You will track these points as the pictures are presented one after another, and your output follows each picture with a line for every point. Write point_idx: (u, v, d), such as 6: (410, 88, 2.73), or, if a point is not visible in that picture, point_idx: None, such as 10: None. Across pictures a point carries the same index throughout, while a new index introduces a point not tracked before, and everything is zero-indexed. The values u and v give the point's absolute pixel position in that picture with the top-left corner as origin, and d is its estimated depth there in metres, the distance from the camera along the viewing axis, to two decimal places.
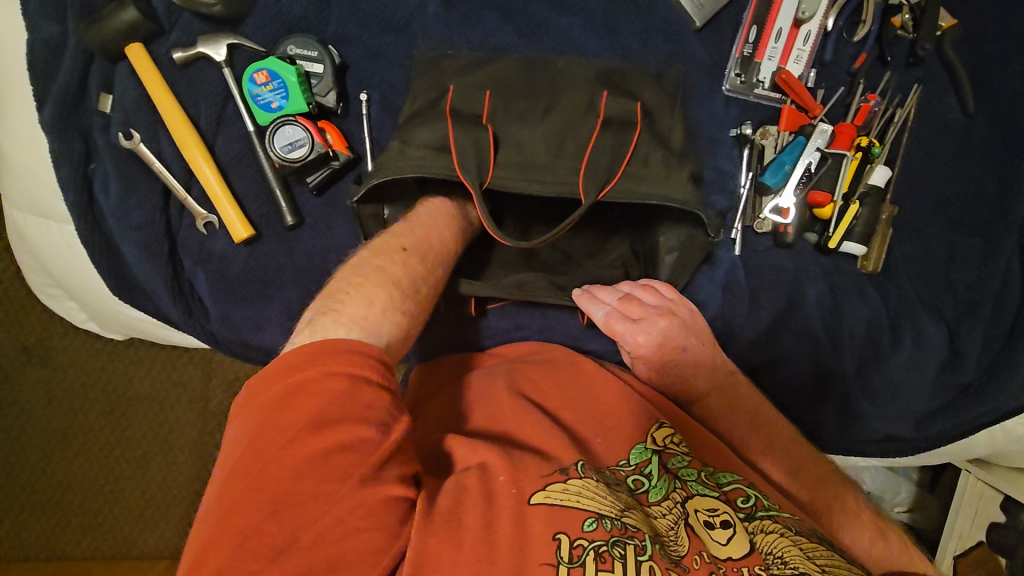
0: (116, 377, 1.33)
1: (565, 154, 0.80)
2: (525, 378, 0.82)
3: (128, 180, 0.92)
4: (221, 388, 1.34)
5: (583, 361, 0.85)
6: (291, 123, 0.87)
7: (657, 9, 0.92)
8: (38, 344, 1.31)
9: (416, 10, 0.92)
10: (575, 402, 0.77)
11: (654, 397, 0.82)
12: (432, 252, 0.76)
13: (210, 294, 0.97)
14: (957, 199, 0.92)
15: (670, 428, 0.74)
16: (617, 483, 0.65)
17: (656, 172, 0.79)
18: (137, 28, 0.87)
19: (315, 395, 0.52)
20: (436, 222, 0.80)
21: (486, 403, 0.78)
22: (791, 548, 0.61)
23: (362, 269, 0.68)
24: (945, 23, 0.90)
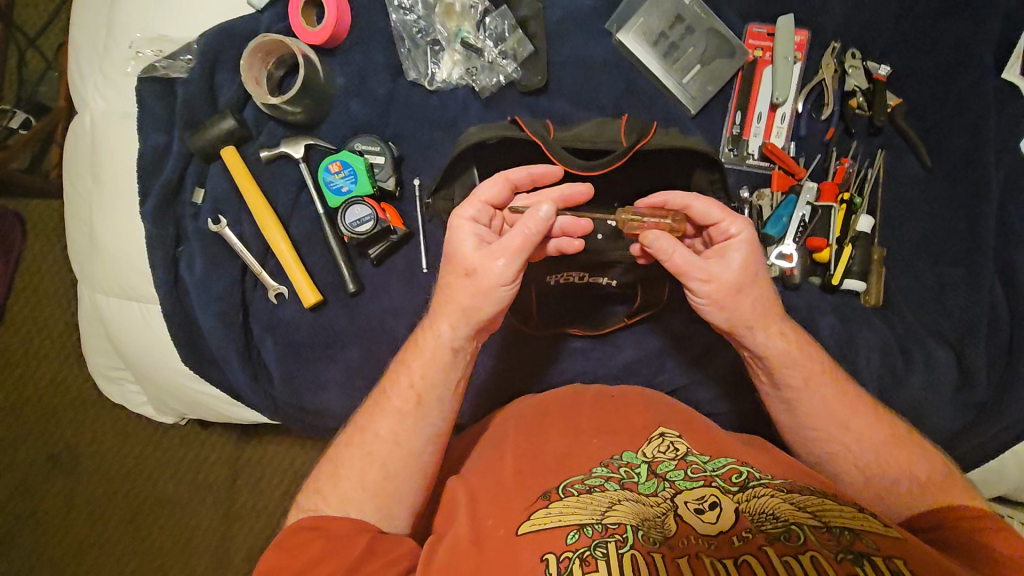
0: (142, 482, 1.34)
1: (608, 129, 0.88)
2: (532, 414, 0.78)
3: (211, 258, 1.05)
4: (245, 488, 1.31)
5: (586, 393, 0.81)
6: (359, 203, 1.02)
7: (658, 101, 1.12)
8: (65, 452, 1.34)
9: (460, 111, 1.11)
10: (577, 431, 0.73)
11: (663, 409, 0.77)
12: (399, 405, 0.75)
13: (276, 358, 1.06)
14: (936, 237, 1.05)
15: (666, 436, 0.71)
16: (606, 485, 0.65)
17: (680, 136, 0.88)
18: (232, 134, 1.05)
19: (295, 549, 0.68)
20: (415, 357, 0.77)
21: (493, 442, 0.76)
22: (786, 507, 0.61)
23: (345, 450, 0.75)
24: (893, 102, 1.10)
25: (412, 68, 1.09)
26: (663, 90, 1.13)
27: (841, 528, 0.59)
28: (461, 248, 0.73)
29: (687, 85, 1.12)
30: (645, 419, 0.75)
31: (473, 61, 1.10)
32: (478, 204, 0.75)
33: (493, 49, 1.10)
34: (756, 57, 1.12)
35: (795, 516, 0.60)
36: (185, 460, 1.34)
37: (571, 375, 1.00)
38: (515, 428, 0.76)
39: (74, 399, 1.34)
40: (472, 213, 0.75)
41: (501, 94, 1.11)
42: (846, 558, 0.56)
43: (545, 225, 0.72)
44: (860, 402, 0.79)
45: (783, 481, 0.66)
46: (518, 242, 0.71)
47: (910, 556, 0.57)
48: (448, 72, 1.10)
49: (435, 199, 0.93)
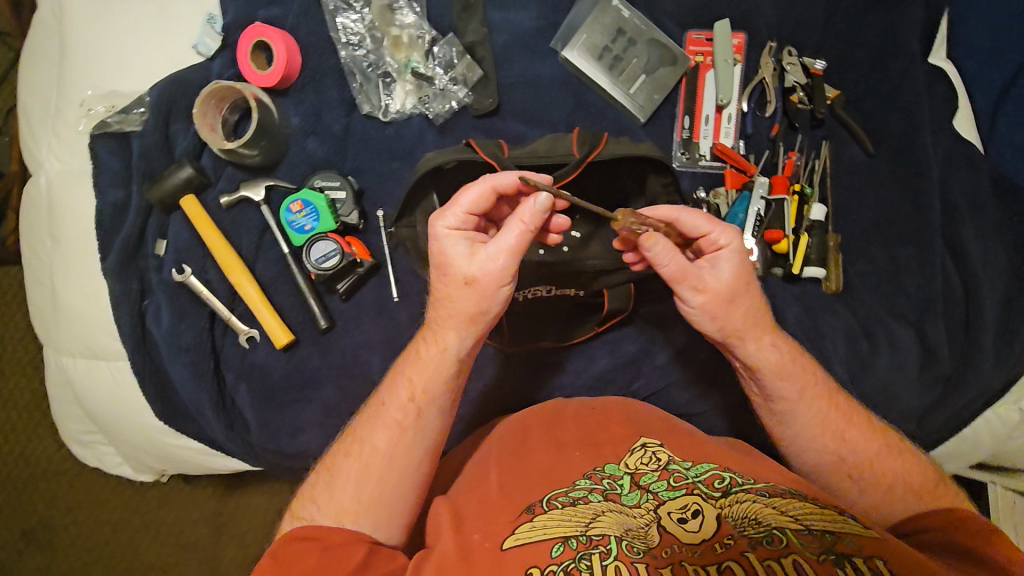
0: (123, 548, 1.30)
1: (560, 145, 0.90)
2: (515, 429, 0.79)
3: (179, 309, 1.04)
4: (232, 541, 1.30)
5: (568, 406, 0.83)
6: (324, 239, 1.03)
7: (609, 113, 1.15)
8: (40, 525, 1.30)
9: (417, 139, 1.12)
10: (562, 440, 0.74)
11: (643, 416, 0.80)
12: (395, 416, 0.75)
13: (253, 403, 1.05)
14: (884, 220, 1.09)
15: (649, 445, 0.71)
16: (589, 497, 0.65)
17: (630, 144, 0.90)
18: (191, 182, 1.05)
19: (293, 563, 0.66)
20: (408, 361, 0.78)
21: (478, 463, 0.77)
22: (768, 512, 0.62)
23: (340, 460, 0.75)
24: (832, 94, 1.14)
25: (366, 101, 1.11)
26: (613, 102, 1.16)
27: (822, 530, 0.60)
28: (454, 258, 0.73)
29: (635, 95, 1.16)
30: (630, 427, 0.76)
31: (425, 89, 1.12)
32: (459, 213, 0.74)
33: (444, 76, 1.12)
34: (698, 62, 1.16)
35: (778, 521, 0.61)
36: (166, 520, 1.31)
37: (549, 389, 1.01)
38: (498, 447, 0.76)
39: (46, 469, 1.30)
40: (454, 223, 0.74)
41: (455, 119, 1.12)
42: (828, 560, 0.57)
43: (540, 217, 0.71)
44: (855, 413, 0.80)
45: (765, 484, 0.67)
46: (514, 239, 0.71)
47: (889, 555, 0.59)
48: (401, 102, 1.12)
49: (398, 228, 0.93)
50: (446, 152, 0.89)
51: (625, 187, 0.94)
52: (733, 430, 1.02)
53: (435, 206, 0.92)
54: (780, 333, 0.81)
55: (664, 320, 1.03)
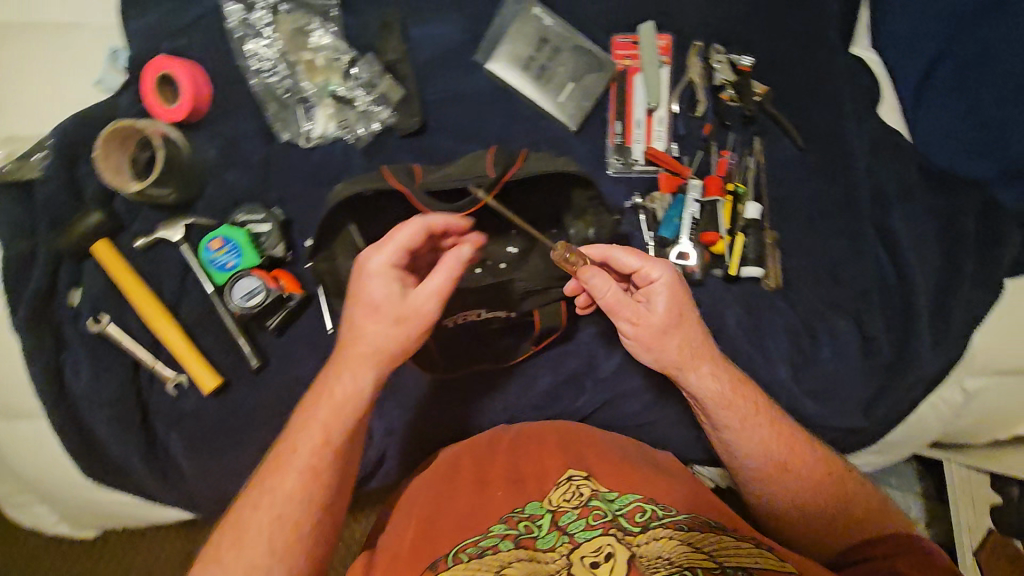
0: None
1: (477, 164, 0.88)
2: (444, 464, 0.78)
3: (98, 361, 0.99)
4: None
5: (497, 434, 0.82)
6: (246, 276, 0.99)
7: (540, 124, 1.13)
8: None
9: (342, 164, 1.08)
10: (487, 476, 0.74)
11: (567, 436, 0.79)
12: (311, 455, 0.72)
13: (185, 452, 1.00)
14: (817, 213, 1.09)
15: (577, 478, 0.70)
16: (501, 545, 0.65)
17: (548, 159, 0.88)
18: (101, 227, 1.01)
19: None
20: (324, 396, 0.74)
21: (404, 501, 0.76)
22: (681, 550, 0.63)
23: (250, 505, 0.70)
24: (760, 90, 1.12)
25: (285, 129, 1.07)
26: (542, 111, 1.13)
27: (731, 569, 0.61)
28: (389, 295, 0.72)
29: (564, 103, 1.13)
30: (555, 455, 0.75)
31: (346, 112, 1.08)
32: (398, 249, 0.73)
33: (365, 97, 1.08)
34: (626, 66, 1.15)
35: (688, 559, 0.62)
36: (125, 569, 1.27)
37: (493, 412, 0.99)
38: (424, 490, 0.75)
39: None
40: (393, 258, 0.73)
41: (380, 141, 1.09)
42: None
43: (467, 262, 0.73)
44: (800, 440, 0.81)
45: (683, 515, 0.68)
46: (443, 281, 0.72)
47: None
48: (323, 127, 1.08)
49: (316, 261, 0.90)
50: (356, 182, 0.85)
51: (551, 202, 0.94)
52: (682, 438, 1.01)
53: (355, 238, 0.89)
54: (723, 359, 0.83)
55: (602, 332, 1.02)
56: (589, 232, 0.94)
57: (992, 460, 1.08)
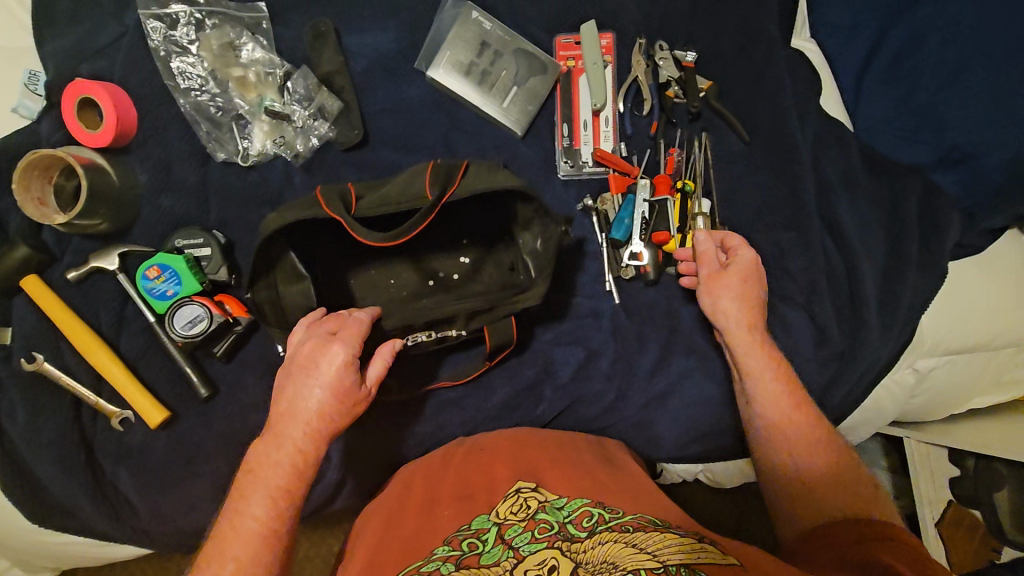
0: None
1: (416, 183, 0.87)
2: (400, 498, 0.79)
3: (33, 403, 0.94)
4: None
5: (451, 462, 0.83)
6: (188, 303, 0.95)
7: (486, 131, 1.11)
8: None
9: (283, 182, 1.05)
10: (440, 500, 0.74)
11: (518, 450, 0.81)
12: (256, 517, 0.69)
13: (136, 489, 0.96)
14: (766, 207, 1.09)
15: (525, 490, 0.70)
16: (442, 568, 0.60)
17: (486, 171, 0.85)
18: (30, 261, 0.96)
19: None
20: (264, 465, 0.71)
21: (360, 538, 0.76)
22: (630, 552, 0.58)
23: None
24: (704, 85, 1.13)
25: (220, 149, 1.04)
26: (487, 118, 1.12)
27: (677, 565, 0.57)
28: (344, 377, 0.72)
29: (509, 108, 1.12)
30: (502, 471, 0.76)
31: (283, 128, 1.05)
32: (361, 337, 0.74)
33: (302, 112, 1.05)
34: (570, 67, 1.14)
35: (637, 559, 0.57)
36: None
37: (452, 425, 0.98)
38: (380, 524, 0.75)
39: None
40: (354, 346, 0.73)
41: (320, 156, 1.06)
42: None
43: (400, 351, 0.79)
44: (826, 430, 0.81)
45: (633, 517, 0.65)
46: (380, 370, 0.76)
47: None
48: (261, 145, 1.05)
49: (254, 292, 0.86)
50: (290, 209, 0.83)
51: (498, 214, 0.97)
52: (642, 438, 1.01)
53: (299, 268, 0.90)
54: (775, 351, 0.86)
55: (556, 339, 1.02)
56: (536, 242, 0.93)
57: (948, 435, 1.11)
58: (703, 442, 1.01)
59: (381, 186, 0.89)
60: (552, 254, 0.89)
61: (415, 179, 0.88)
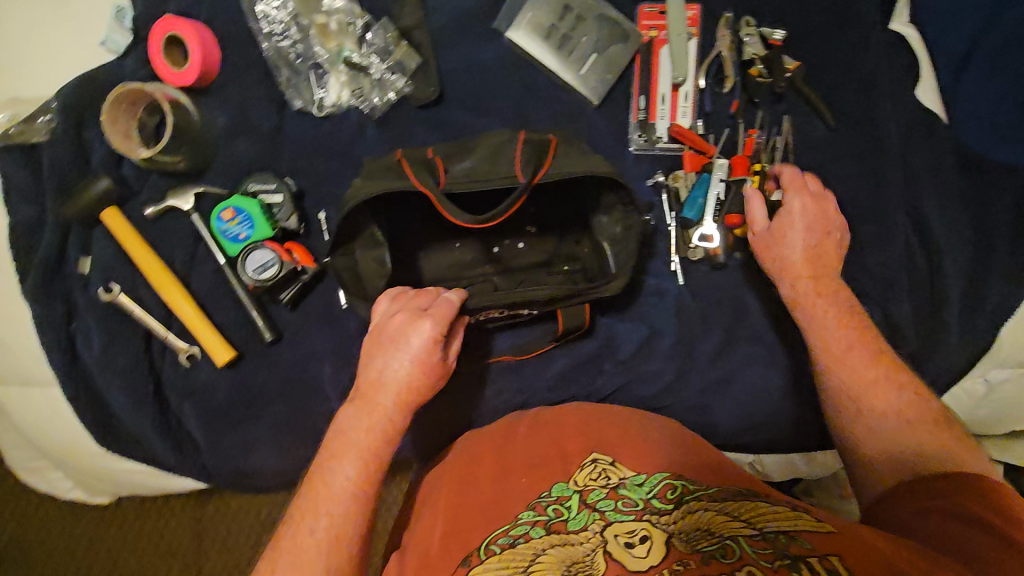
0: (101, 562, 1.30)
1: (501, 163, 0.87)
2: (467, 451, 0.82)
3: (108, 332, 0.98)
4: (212, 550, 1.30)
5: (514, 421, 0.86)
6: (260, 248, 0.96)
7: (561, 97, 1.09)
8: (12, 546, 1.29)
9: (356, 134, 1.05)
10: (511, 461, 0.78)
11: (581, 414, 0.84)
12: (347, 476, 0.72)
13: (199, 424, 0.99)
14: (848, 196, 1.04)
15: (601, 463, 0.74)
16: (532, 532, 0.68)
17: (576, 157, 0.85)
18: (111, 194, 0.98)
19: None
20: (353, 426, 0.75)
21: (430, 489, 0.80)
22: (721, 518, 0.64)
23: (290, 534, 0.69)
24: (791, 65, 1.06)
25: (297, 96, 1.03)
26: (563, 84, 1.09)
27: (775, 534, 0.62)
28: (430, 352, 0.76)
29: (587, 75, 1.08)
30: (572, 444, 0.78)
31: (360, 80, 1.04)
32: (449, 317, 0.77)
33: (379, 64, 1.04)
34: (651, 37, 1.09)
35: (727, 527, 0.63)
36: (142, 532, 1.30)
37: (508, 390, 0.99)
38: (450, 484, 0.78)
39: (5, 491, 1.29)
40: (443, 326, 0.76)
41: (394, 112, 1.05)
42: (781, 566, 0.58)
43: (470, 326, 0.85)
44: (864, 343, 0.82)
45: (719, 491, 0.69)
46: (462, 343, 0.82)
47: (846, 554, 0.59)
48: (335, 95, 1.04)
49: (334, 259, 0.87)
50: (377, 180, 0.84)
51: (569, 193, 0.97)
52: (696, 421, 1.00)
53: (378, 236, 0.90)
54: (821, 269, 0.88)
55: (618, 314, 1.01)
56: (616, 228, 0.92)
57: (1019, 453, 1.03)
58: (759, 431, 1.00)
59: (463, 156, 0.90)
60: (633, 243, 0.89)
61: (498, 156, 0.88)
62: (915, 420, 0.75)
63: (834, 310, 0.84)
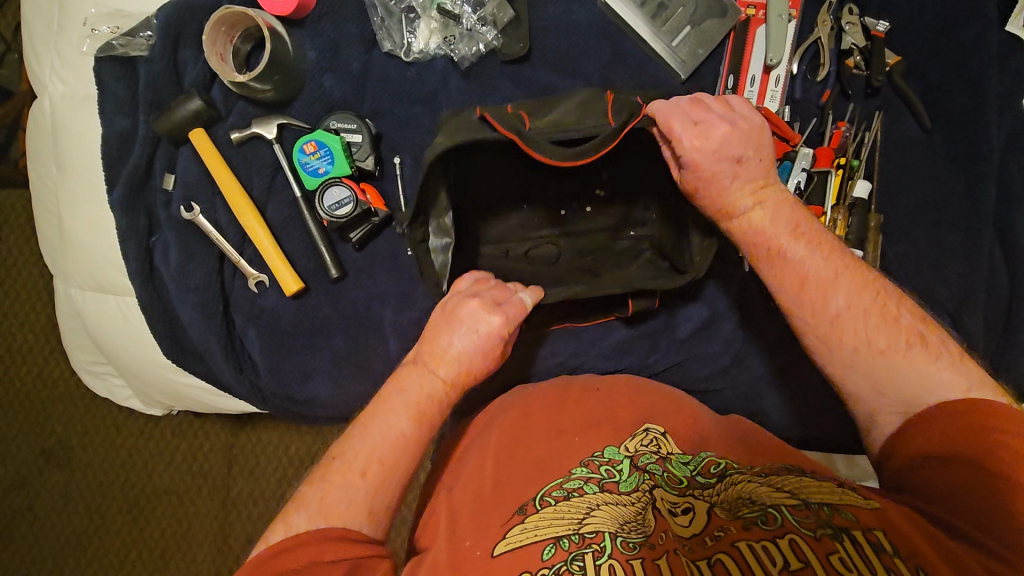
0: (140, 472, 1.36)
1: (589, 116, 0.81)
2: (520, 403, 0.83)
3: (185, 248, 1.01)
4: (243, 473, 1.35)
5: (568, 382, 0.87)
6: (337, 184, 0.98)
7: (648, 67, 1.07)
8: (59, 446, 1.36)
9: (439, 84, 1.05)
10: (563, 417, 0.80)
11: (632, 386, 0.85)
12: (401, 430, 0.72)
13: (261, 349, 1.03)
14: (933, 201, 1.02)
15: (650, 432, 0.77)
16: (585, 487, 0.70)
17: (674, 106, 0.75)
18: (200, 115, 1.00)
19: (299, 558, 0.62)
20: (413, 384, 0.75)
21: (477, 437, 0.82)
22: (763, 489, 0.67)
23: (338, 467, 0.69)
24: (891, 60, 1.03)
25: (387, 39, 1.04)
26: (653, 54, 1.07)
27: (819, 504, 0.64)
28: (496, 344, 0.78)
29: (678, 48, 1.06)
30: (623, 413, 0.80)
31: (451, 29, 1.04)
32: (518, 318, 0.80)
33: (472, 15, 1.04)
34: (749, 16, 1.04)
35: (770, 497, 0.66)
36: (178, 448, 1.36)
37: (564, 353, 1.00)
38: (499, 433, 0.79)
39: (61, 392, 1.36)
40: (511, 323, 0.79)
41: (481, 64, 1.05)
42: (824, 534, 0.61)
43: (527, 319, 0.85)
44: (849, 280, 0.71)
45: (761, 468, 0.72)
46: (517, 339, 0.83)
47: (891, 527, 0.60)
48: (425, 42, 1.04)
49: (413, 230, 0.81)
50: (454, 133, 0.79)
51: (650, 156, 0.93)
52: (747, 409, 0.99)
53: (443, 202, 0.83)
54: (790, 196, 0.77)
55: (682, 291, 1.00)
56: None
57: None
58: (810, 426, 0.99)
59: (545, 112, 0.84)
60: (714, 242, 0.86)
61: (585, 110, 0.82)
62: (891, 349, 0.68)
63: (809, 255, 0.73)
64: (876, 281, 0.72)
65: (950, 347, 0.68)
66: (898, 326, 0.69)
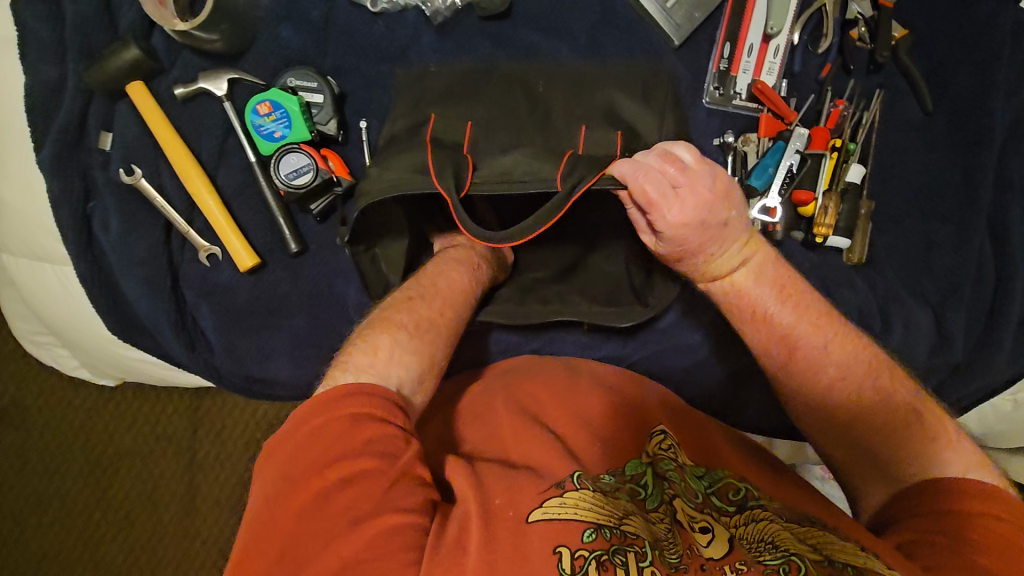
0: (102, 433, 1.31)
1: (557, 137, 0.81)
2: (522, 394, 0.77)
3: (129, 216, 0.93)
4: (209, 437, 1.30)
5: (573, 378, 0.82)
6: (296, 150, 0.88)
7: (639, 31, 0.98)
8: (13, 407, 1.29)
9: (411, 40, 0.95)
10: (569, 412, 0.74)
11: (640, 394, 0.80)
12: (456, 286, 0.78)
13: (215, 326, 0.96)
14: (928, 188, 0.98)
15: (665, 438, 0.72)
16: (617, 493, 0.63)
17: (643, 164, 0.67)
18: (139, 65, 0.89)
19: (355, 414, 0.57)
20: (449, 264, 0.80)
21: (472, 423, 0.75)
22: (783, 534, 0.61)
23: (386, 322, 0.70)
24: (899, 34, 0.96)
25: None
26: (644, 15, 0.98)
27: (843, 563, 0.57)
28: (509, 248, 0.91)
29: (672, 10, 0.97)
30: (633, 416, 0.75)
31: None
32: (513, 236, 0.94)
33: None
34: None
35: (792, 544, 0.59)
36: (142, 409, 1.30)
37: (537, 339, 0.97)
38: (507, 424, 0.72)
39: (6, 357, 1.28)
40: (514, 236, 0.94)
41: (458, 19, 0.96)
42: None
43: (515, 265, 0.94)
44: (846, 348, 0.70)
45: (784, 506, 0.66)
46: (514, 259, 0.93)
47: None
48: None
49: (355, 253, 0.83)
50: (390, 171, 0.74)
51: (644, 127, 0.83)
52: (725, 402, 0.96)
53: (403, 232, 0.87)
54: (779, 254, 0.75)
55: None
56: None
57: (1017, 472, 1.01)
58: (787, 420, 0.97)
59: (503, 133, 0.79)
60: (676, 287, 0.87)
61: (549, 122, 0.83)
62: (884, 424, 0.68)
63: (804, 321, 0.71)
64: (867, 347, 0.71)
65: (949, 426, 0.67)
66: (887, 397, 0.69)
